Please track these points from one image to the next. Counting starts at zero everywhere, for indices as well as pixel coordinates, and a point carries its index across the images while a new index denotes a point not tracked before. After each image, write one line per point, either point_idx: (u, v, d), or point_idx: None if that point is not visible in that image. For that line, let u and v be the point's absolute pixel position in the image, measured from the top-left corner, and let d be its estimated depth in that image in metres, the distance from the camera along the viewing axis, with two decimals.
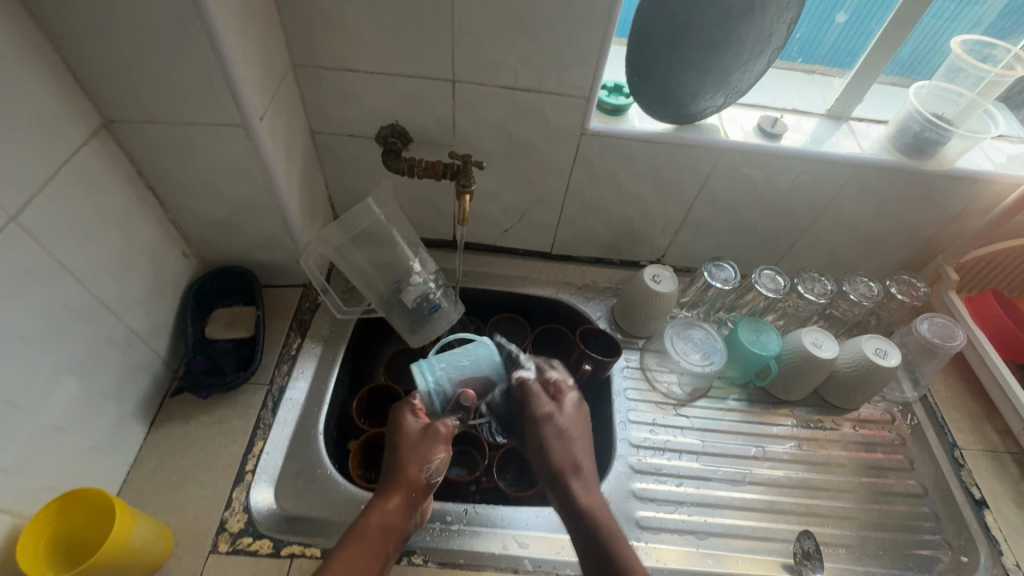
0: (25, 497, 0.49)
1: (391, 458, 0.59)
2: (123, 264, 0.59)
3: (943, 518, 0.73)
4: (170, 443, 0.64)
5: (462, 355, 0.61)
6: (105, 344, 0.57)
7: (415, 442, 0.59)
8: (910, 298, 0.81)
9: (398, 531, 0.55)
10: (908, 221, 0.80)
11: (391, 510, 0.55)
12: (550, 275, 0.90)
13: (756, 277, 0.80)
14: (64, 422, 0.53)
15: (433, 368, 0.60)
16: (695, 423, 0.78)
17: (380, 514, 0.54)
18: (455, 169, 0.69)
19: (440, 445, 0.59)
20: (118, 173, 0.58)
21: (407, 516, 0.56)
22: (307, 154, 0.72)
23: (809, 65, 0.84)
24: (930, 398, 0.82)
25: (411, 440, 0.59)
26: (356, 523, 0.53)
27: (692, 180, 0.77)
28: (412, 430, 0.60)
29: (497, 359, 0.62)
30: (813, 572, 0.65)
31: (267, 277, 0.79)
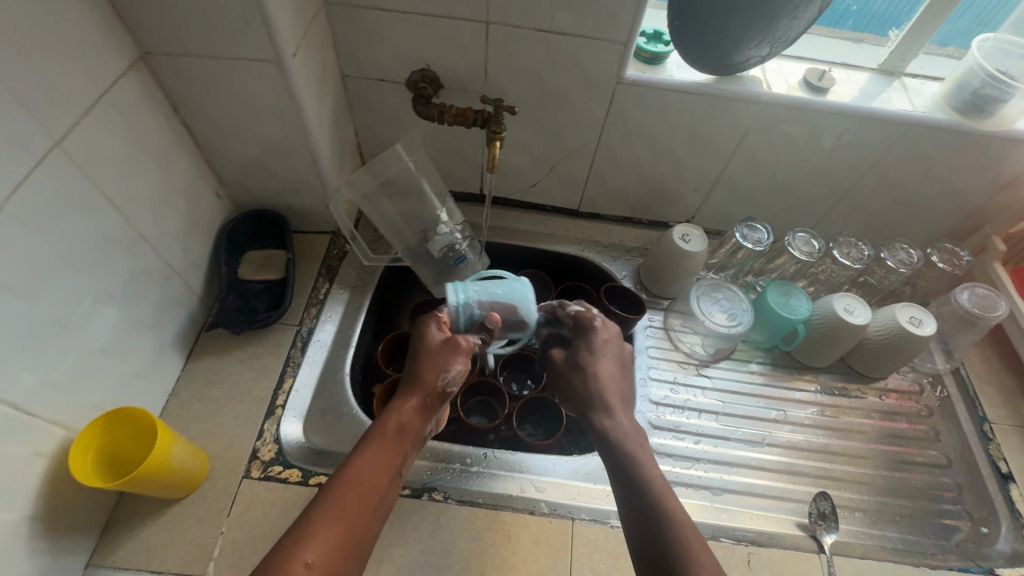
0: (75, 413, 0.52)
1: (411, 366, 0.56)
2: (160, 198, 0.60)
3: (965, 489, 0.72)
4: (206, 375, 0.67)
5: (497, 285, 0.61)
6: (144, 276, 0.59)
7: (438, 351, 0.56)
8: (951, 267, 0.78)
9: (417, 435, 0.54)
10: (956, 186, 0.76)
11: (411, 413, 0.54)
12: (577, 232, 0.89)
13: (790, 239, 0.78)
14: (108, 346, 0.55)
15: (467, 286, 0.60)
16: (716, 384, 0.78)
17: (400, 417, 0.53)
18: (486, 116, 0.68)
19: (461, 357, 0.55)
20: (155, 107, 0.58)
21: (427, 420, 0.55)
22: (338, 98, 0.72)
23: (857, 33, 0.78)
24: (963, 370, 0.80)
25: (432, 350, 0.57)
26: (376, 426, 0.52)
27: (730, 136, 0.74)
28: (434, 342, 0.57)
29: (530, 297, 0.61)
30: (826, 530, 0.65)
31: (297, 222, 0.80)
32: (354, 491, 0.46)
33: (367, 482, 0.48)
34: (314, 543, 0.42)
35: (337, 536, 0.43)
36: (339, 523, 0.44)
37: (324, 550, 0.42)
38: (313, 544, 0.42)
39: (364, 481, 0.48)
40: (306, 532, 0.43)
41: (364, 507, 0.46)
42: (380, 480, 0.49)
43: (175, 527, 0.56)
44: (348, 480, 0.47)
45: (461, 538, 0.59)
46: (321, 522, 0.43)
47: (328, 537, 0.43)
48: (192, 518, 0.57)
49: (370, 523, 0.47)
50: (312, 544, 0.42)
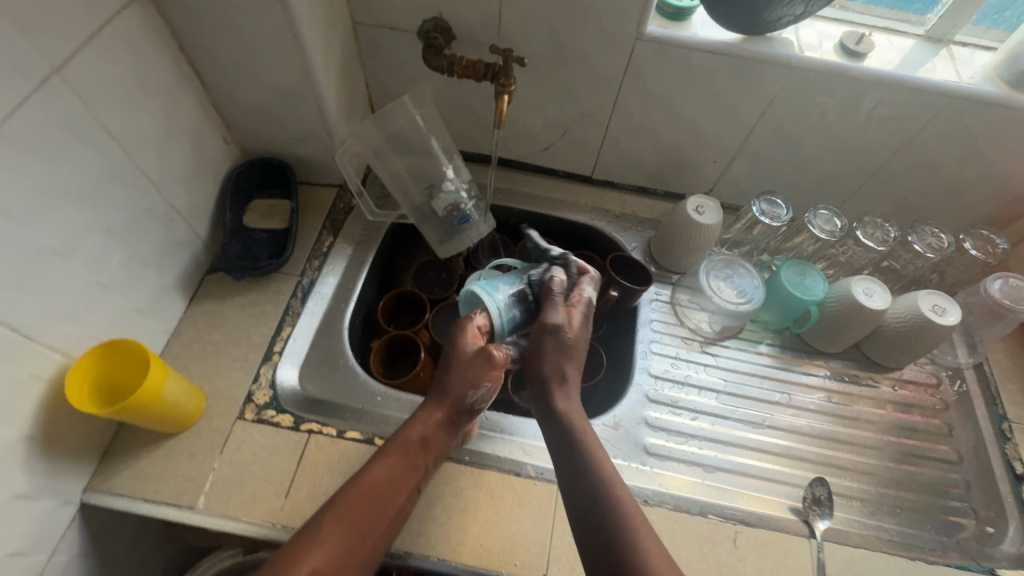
0: (74, 341, 0.53)
1: (443, 372, 0.57)
2: (164, 137, 0.60)
3: (974, 486, 0.69)
4: (207, 318, 0.68)
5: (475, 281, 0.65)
6: (147, 214, 0.60)
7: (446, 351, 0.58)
8: (984, 255, 0.73)
9: (434, 442, 0.55)
10: (999, 168, 0.70)
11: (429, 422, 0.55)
12: (588, 200, 0.87)
13: (811, 217, 0.74)
14: (109, 280, 0.56)
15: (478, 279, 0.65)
16: (720, 362, 0.76)
17: (421, 428, 0.55)
18: (496, 68, 0.66)
19: (492, 373, 0.56)
20: (160, 43, 0.58)
21: (448, 433, 0.56)
22: (347, 45, 0.70)
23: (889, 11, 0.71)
24: (986, 366, 0.76)
25: (466, 360, 0.56)
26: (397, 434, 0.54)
27: (755, 103, 0.70)
28: (467, 353, 0.57)
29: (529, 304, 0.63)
30: (820, 516, 0.63)
31: (304, 173, 0.79)
32: (365, 496, 0.49)
33: (377, 489, 0.50)
34: (325, 547, 0.45)
35: (342, 543, 0.46)
36: (348, 531, 0.46)
37: (331, 554, 0.45)
38: (322, 551, 0.44)
39: (374, 487, 0.50)
40: (313, 536, 0.45)
41: (369, 516, 0.48)
42: (394, 493, 0.51)
43: (169, 460, 0.58)
44: (359, 491, 0.49)
45: (445, 494, 0.59)
46: (327, 531, 0.46)
47: (335, 544, 0.45)
48: (185, 453, 0.59)
49: (376, 528, 0.48)
50: (320, 549, 0.44)
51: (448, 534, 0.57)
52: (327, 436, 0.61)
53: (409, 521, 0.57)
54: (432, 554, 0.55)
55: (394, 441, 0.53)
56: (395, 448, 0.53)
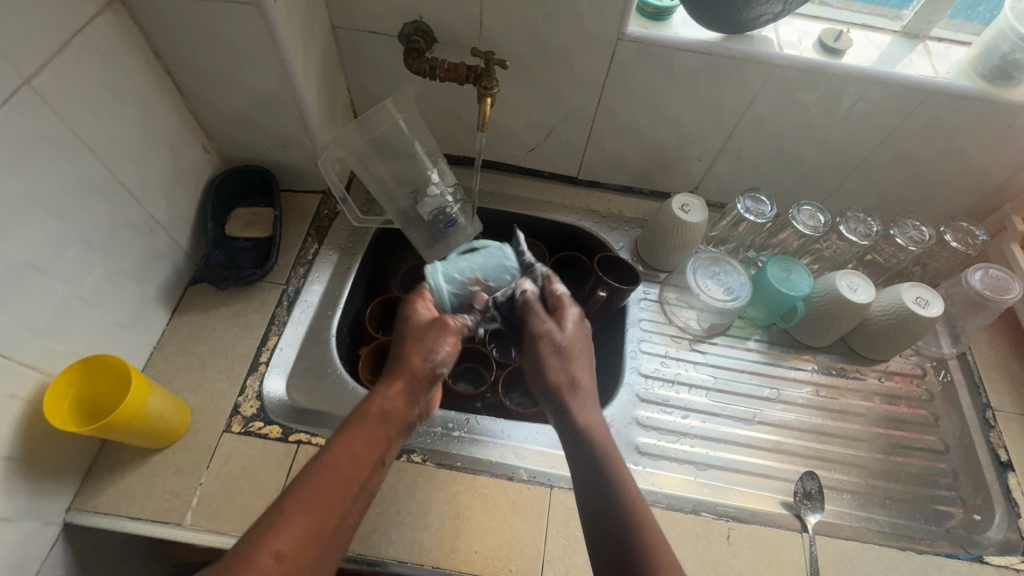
0: (52, 358, 0.52)
1: (399, 345, 0.56)
2: (142, 147, 0.59)
3: (960, 474, 0.70)
4: (191, 330, 0.67)
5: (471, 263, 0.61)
6: (126, 226, 0.58)
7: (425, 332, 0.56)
8: (964, 247, 0.74)
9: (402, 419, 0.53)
10: (978, 161, 0.71)
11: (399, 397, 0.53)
12: (574, 201, 0.87)
13: (795, 213, 0.75)
14: (88, 295, 0.55)
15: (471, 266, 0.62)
16: (709, 359, 0.76)
17: (382, 400, 0.52)
18: (478, 71, 0.65)
19: (446, 337, 0.55)
20: (135, 52, 0.57)
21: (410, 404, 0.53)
22: (327, 50, 0.69)
23: (865, 5, 0.72)
24: (969, 356, 0.77)
25: (420, 328, 0.57)
26: (358, 410, 0.51)
27: (737, 101, 0.70)
28: (420, 321, 0.58)
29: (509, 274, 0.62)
30: (811, 510, 0.63)
31: (287, 180, 0.78)
32: (333, 477, 0.46)
33: (345, 469, 0.47)
34: (289, 531, 0.42)
35: (309, 527, 0.43)
36: (316, 515, 0.44)
37: (298, 540, 0.42)
38: (288, 533, 0.42)
39: (344, 471, 0.47)
40: (278, 519, 0.42)
41: (341, 495, 0.46)
42: (362, 466, 0.48)
43: (154, 476, 0.57)
44: (324, 471, 0.46)
45: (438, 500, 0.59)
46: (295, 513, 0.43)
47: (306, 527, 0.43)
48: (171, 468, 0.58)
49: (348, 510, 0.46)
50: (285, 533, 0.42)
51: (441, 541, 0.56)
52: (316, 446, 0.60)
53: (401, 529, 0.56)
54: (426, 562, 0.55)
55: (358, 419, 0.51)
56: (361, 428, 0.50)
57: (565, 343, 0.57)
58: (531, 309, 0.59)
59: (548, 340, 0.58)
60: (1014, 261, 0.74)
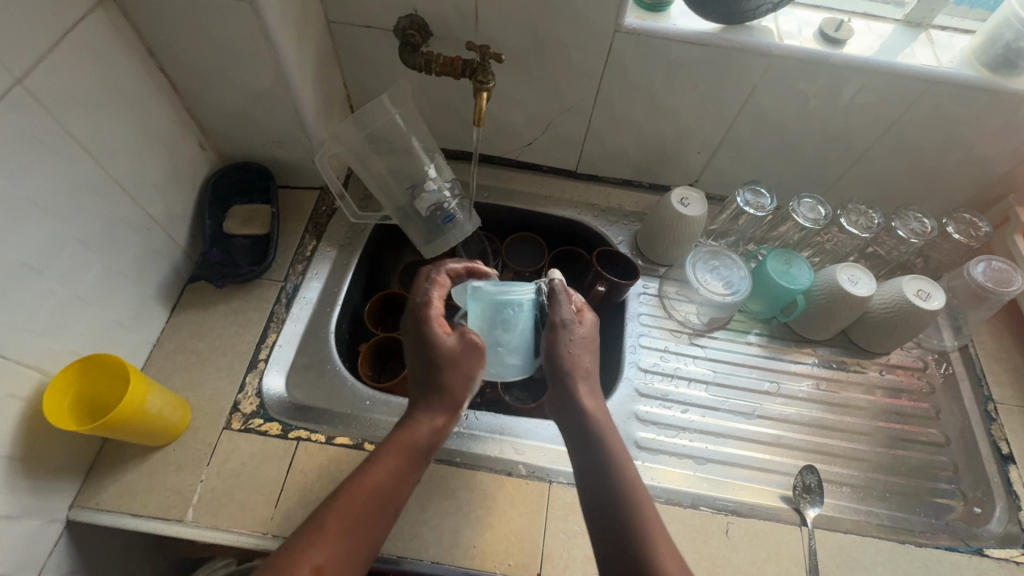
0: (50, 358, 0.52)
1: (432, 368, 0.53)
2: (138, 146, 0.59)
3: (961, 467, 0.70)
4: (190, 328, 0.67)
5: (520, 317, 0.55)
6: (123, 225, 0.58)
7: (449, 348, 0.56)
8: (967, 239, 0.73)
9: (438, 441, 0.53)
10: (982, 151, 0.71)
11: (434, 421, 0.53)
12: (573, 195, 0.86)
13: (795, 205, 0.74)
14: (86, 294, 0.55)
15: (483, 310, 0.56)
16: (709, 354, 0.76)
17: (422, 426, 0.52)
18: (474, 65, 0.64)
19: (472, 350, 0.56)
20: (129, 50, 0.56)
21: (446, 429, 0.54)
22: (322, 45, 0.69)
23: None
24: (972, 348, 0.76)
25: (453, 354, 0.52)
26: (396, 432, 0.52)
27: (736, 92, 0.69)
28: (452, 347, 0.53)
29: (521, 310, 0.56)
30: (811, 504, 0.63)
31: (285, 177, 0.78)
32: (369, 497, 0.47)
33: (380, 489, 0.48)
34: (326, 547, 0.44)
35: (343, 545, 0.44)
36: (347, 534, 0.45)
37: (332, 554, 0.44)
38: (322, 548, 0.43)
39: (379, 492, 0.48)
40: (316, 535, 0.44)
41: (374, 516, 0.47)
42: (398, 490, 0.49)
43: (155, 473, 0.57)
44: (359, 487, 0.47)
45: (437, 496, 0.59)
46: (333, 529, 0.45)
47: (339, 543, 0.44)
48: (171, 465, 0.58)
49: (381, 528, 0.47)
50: (319, 548, 0.43)
51: (441, 537, 0.57)
52: (316, 443, 0.60)
53: (401, 525, 0.57)
54: (425, 557, 0.55)
55: (397, 439, 0.51)
56: (401, 448, 0.51)
57: (584, 335, 0.57)
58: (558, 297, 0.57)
59: (570, 333, 0.56)
60: (1018, 252, 0.73)
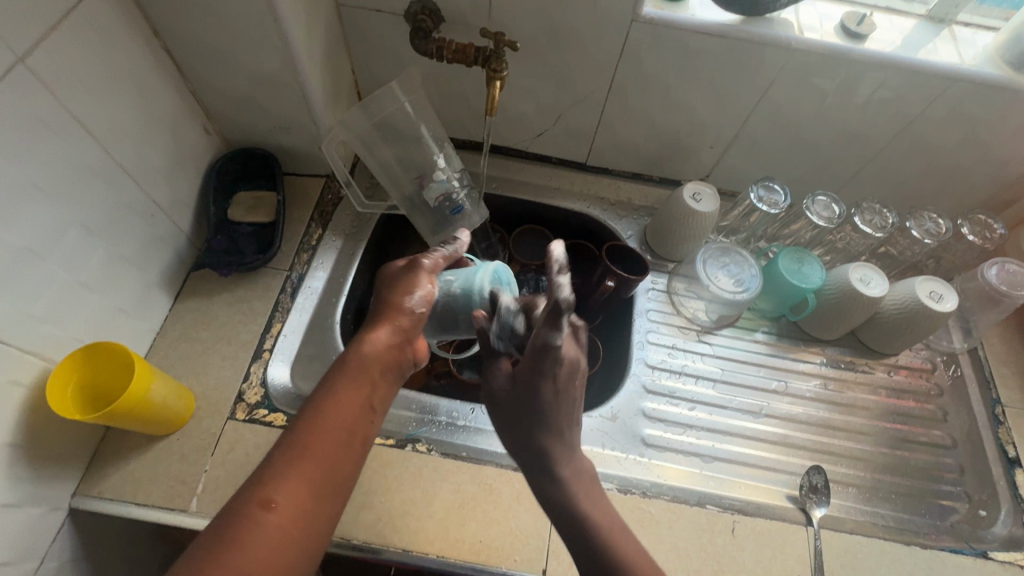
0: (53, 345, 0.51)
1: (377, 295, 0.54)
2: (142, 129, 0.58)
3: (967, 470, 0.69)
4: (194, 316, 0.66)
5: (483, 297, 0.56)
6: (126, 210, 0.57)
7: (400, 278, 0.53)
8: (982, 241, 0.73)
9: (388, 364, 0.49)
10: (1000, 152, 0.70)
11: (377, 344, 0.49)
12: (582, 188, 0.85)
13: (809, 203, 0.73)
14: (89, 280, 0.54)
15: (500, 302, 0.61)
16: (717, 351, 0.75)
17: (369, 349, 0.49)
18: (487, 52, 0.63)
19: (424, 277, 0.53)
20: (134, 30, 0.55)
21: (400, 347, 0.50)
22: (331, 29, 0.67)
23: None
24: (981, 351, 0.76)
25: (396, 274, 0.54)
26: (339, 363, 0.48)
27: (753, 87, 0.68)
28: (396, 269, 0.54)
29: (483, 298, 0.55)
30: (817, 504, 0.63)
31: (291, 164, 0.77)
32: (321, 429, 0.44)
33: (331, 419, 0.44)
34: (281, 482, 0.40)
35: (299, 477, 0.41)
36: (303, 466, 0.41)
37: (291, 488, 0.40)
38: (279, 483, 0.40)
39: (330, 419, 0.44)
40: (271, 473, 0.41)
41: (330, 447, 0.43)
42: (349, 417, 0.45)
43: (159, 462, 0.57)
44: (311, 418, 0.44)
45: (441, 489, 0.59)
46: (288, 465, 0.41)
47: (294, 476, 0.41)
48: (175, 455, 0.57)
49: (341, 456, 0.43)
50: (279, 484, 0.40)
51: (445, 531, 0.56)
52: None
53: (406, 519, 0.56)
54: (430, 551, 0.55)
55: (342, 368, 0.48)
56: (350, 376, 0.47)
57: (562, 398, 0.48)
58: (489, 352, 0.51)
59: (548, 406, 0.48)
60: None
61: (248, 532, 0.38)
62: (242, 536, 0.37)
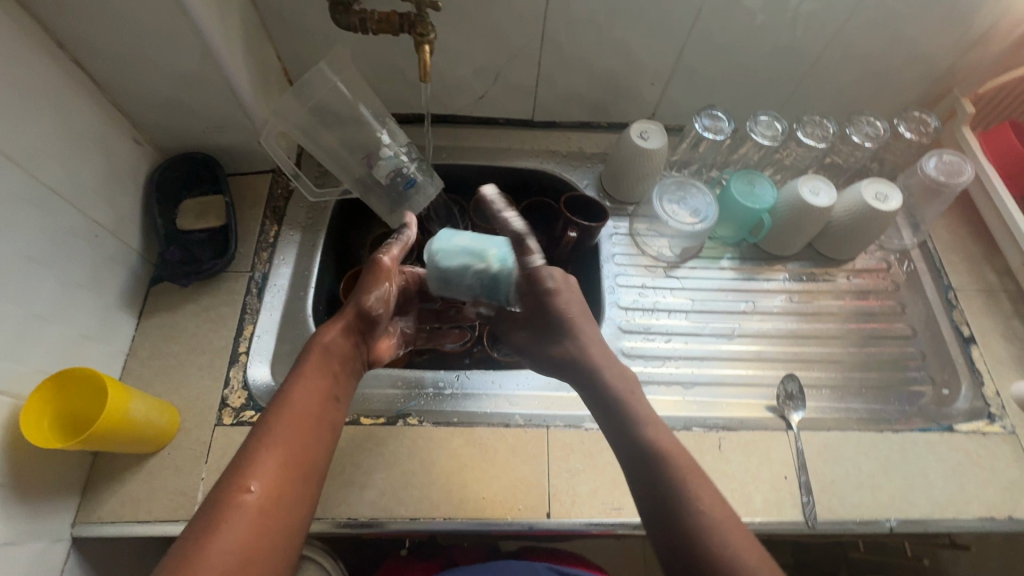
0: (19, 381, 0.50)
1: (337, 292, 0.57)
2: (66, 148, 0.55)
3: (929, 355, 0.74)
4: (162, 332, 0.65)
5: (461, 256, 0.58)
6: (68, 234, 0.56)
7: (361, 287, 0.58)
8: (918, 136, 0.76)
9: (345, 355, 0.54)
10: (925, 48, 0.72)
11: (332, 339, 0.53)
12: (533, 145, 0.85)
13: (752, 125, 0.75)
14: (43, 311, 0.53)
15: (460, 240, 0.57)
16: (685, 284, 0.78)
17: (325, 341, 0.53)
18: (411, 18, 0.61)
19: (382, 281, 0.57)
20: (36, 44, 0.52)
21: (352, 343, 0.55)
22: (246, 16, 0.64)
23: None
24: (931, 243, 0.79)
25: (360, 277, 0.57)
26: (302, 355, 0.52)
27: (683, 16, 0.68)
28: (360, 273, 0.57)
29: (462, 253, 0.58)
30: (794, 409, 0.66)
31: (233, 163, 0.74)
32: (289, 417, 0.47)
33: (301, 407, 0.48)
34: (260, 468, 0.43)
35: (276, 465, 0.44)
36: (277, 452, 0.44)
37: (269, 473, 0.43)
38: (258, 470, 0.43)
39: (295, 411, 0.47)
40: (246, 462, 0.43)
41: (302, 434, 0.46)
42: (314, 406, 0.49)
43: (155, 478, 0.57)
44: (285, 411, 0.47)
45: (439, 455, 0.60)
46: (266, 454, 0.44)
47: (271, 463, 0.44)
48: (169, 469, 0.57)
49: (309, 438, 0.47)
50: (256, 471, 0.43)
51: (449, 494, 0.58)
52: None
53: (409, 489, 0.58)
54: (437, 515, 0.57)
55: (305, 363, 0.51)
56: (310, 365, 0.51)
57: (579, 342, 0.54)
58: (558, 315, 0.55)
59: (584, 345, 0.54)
60: (966, 143, 0.76)
61: (234, 517, 0.40)
62: (228, 523, 0.40)
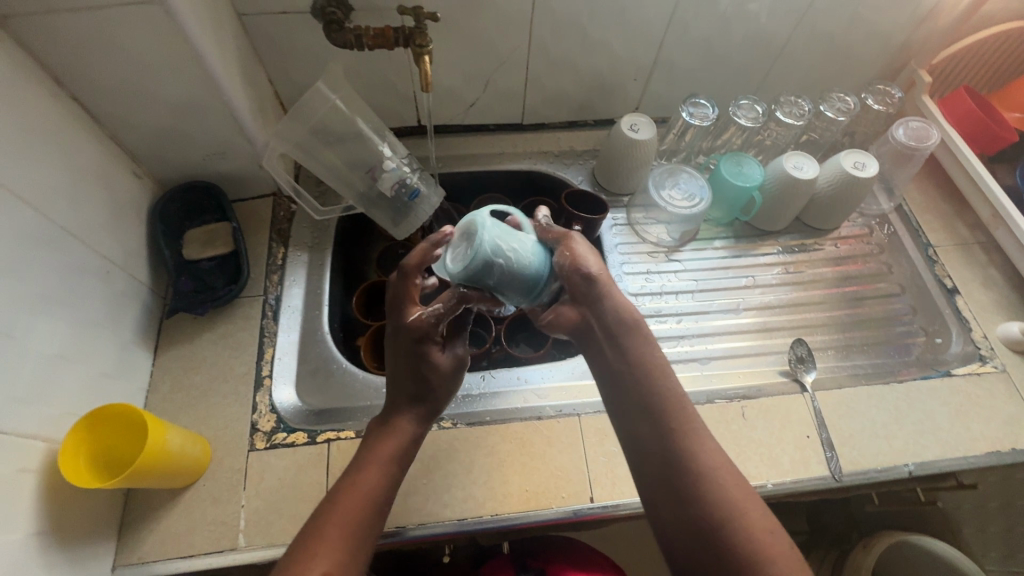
0: (48, 425, 0.49)
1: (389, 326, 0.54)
2: (71, 185, 0.54)
3: (917, 309, 0.79)
4: (181, 364, 0.64)
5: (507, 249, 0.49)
6: (80, 272, 0.54)
7: (411, 307, 0.53)
8: (886, 107, 0.81)
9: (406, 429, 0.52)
10: (882, 25, 0.77)
11: (396, 409, 0.53)
12: (525, 147, 0.87)
13: (734, 109, 0.79)
14: (64, 351, 0.52)
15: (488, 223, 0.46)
16: (687, 266, 0.81)
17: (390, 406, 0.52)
18: (409, 31, 0.63)
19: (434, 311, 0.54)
20: (35, 83, 0.51)
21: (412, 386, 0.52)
22: (239, 42, 0.65)
23: None
24: (906, 206, 0.85)
25: (406, 301, 0.54)
26: (369, 437, 0.52)
27: (661, 12, 0.72)
28: (408, 293, 0.54)
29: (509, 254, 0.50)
30: (806, 370, 0.70)
31: (233, 189, 0.74)
32: (354, 494, 0.46)
33: (364, 484, 0.47)
34: (324, 549, 0.42)
35: (339, 546, 0.43)
36: (341, 531, 0.44)
37: (333, 559, 0.42)
38: (322, 554, 0.42)
39: (356, 492, 0.47)
40: (312, 538, 0.43)
41: (363, 515, 0.46)
42: (378, 486, 0.48)
43: (193, 511, 0.56)
44: (351, 488, 0.47)
45: (477, 455, 0.61)
46: (328, 532, 0.43)
47: (335, 547, 0.43)
48: (207, 500, 0.56)
49: (372, 521, 0.46)
50: (320, 553, 0.42)
51: (492, 490, 0.59)
52: (347, 440, 0.60)
53: (453, 490, 0.58)
54: (484, 513, 0.58)
55: (371, 442, 0.51)
56: (378, 446, 0.51)
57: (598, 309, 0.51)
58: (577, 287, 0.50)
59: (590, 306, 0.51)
60: (928, 110, 0.82)
61: None
62: None
